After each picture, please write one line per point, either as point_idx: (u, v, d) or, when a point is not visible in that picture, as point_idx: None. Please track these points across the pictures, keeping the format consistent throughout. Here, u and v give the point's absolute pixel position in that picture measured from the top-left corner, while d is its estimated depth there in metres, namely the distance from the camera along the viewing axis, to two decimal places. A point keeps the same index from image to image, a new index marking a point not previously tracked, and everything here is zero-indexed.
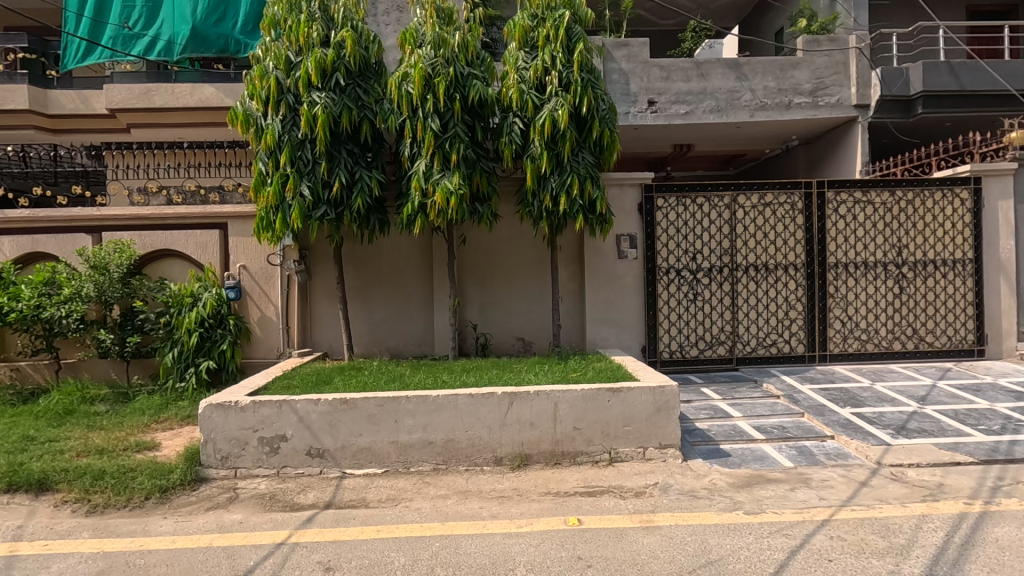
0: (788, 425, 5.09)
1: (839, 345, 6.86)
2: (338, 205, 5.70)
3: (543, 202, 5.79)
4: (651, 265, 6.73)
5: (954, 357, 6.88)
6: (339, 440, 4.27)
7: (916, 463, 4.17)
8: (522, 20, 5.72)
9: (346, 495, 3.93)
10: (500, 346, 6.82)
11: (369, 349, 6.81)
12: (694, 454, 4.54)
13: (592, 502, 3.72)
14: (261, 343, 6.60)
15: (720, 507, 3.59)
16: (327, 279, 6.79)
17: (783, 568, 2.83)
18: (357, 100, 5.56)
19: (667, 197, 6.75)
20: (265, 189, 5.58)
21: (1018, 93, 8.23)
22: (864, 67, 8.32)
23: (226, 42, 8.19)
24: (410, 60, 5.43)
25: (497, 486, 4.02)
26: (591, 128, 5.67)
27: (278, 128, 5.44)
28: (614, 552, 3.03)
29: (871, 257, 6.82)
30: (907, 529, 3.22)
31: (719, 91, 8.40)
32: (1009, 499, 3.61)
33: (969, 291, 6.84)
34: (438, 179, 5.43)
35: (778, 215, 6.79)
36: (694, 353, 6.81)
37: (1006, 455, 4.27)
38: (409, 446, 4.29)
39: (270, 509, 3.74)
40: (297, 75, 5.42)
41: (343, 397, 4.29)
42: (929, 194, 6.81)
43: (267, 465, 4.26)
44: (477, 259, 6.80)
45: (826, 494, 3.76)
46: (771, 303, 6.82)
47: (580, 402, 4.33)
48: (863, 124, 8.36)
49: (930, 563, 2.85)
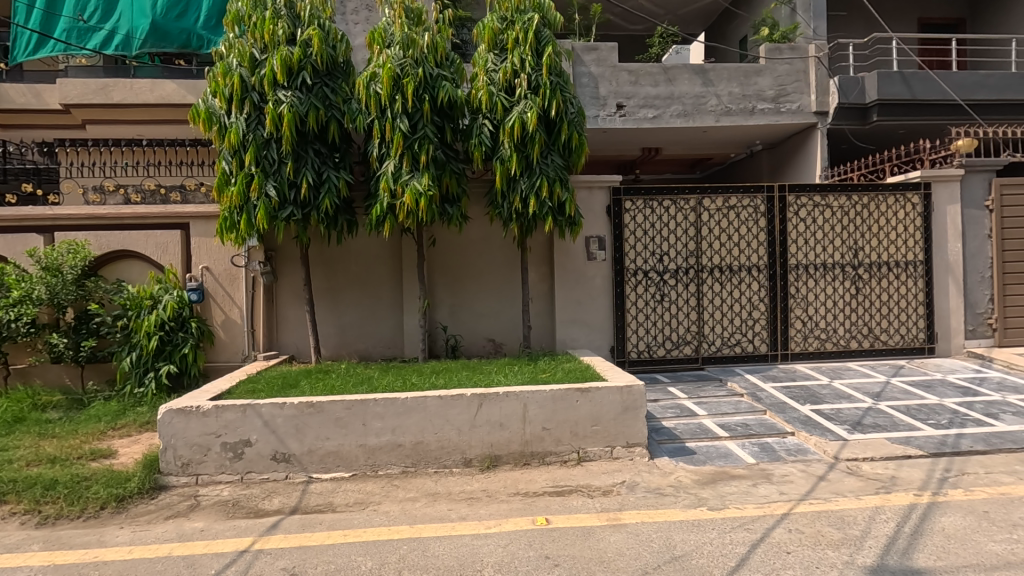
0: (751, 422, 5.23)
1: (800, 344, 7.08)
2: (305, 206, 5.62)
3: (513, 204, 5.81)
4: (620, 266, 6.83)
5: (907, 355, 7.17)
6: (305, 444, 4.21)
7: (870, 457, 4.35)
8: (491, 22, 5.73)
9: (313, 500, 3.88)
10: (471, 347, 6.81)
11: (337, 351, 6.72)
12: (661, 452, 4.62)
13: (561, 502, 3.75)
14: (224, 346, 6.44)
15: (684, 504, 3.67)
16: (294, 280, 6.67)
17: (744, 562, 2.91)
18: (324, 99, 5.48)
19: (635, 200, 6.87)
20: (228, 188, 5.46)
21: (965, 102, 8.63)
22: (823, 75, 8.61)
23: (189, 38, 7.99)
24: (378, 59, 5.40)
25: (467, 488, 4.02)
26: (559, 130, 5.72)
27: (243, 127, 5.33)
28: (581, 550, 3.06)
29: (829, 259, 7.06)
30: (861, 520, 3.35)
31: (685, 96, 8.58)
32: (955, 490, 3.78)
33: (920, 291, 7.16)
34: (407, 180, 5.40)
35: (742, 218, 6.97)
36: (662, 353, 6.94)
37: (954, 448, 4.48)
38: (377, 449, 4.26)
39: (233, 516, 3.65)
40: (262, 73, 5.32)
41: (309, 400, 4.22)
42: (883, 198, 7.10)
43: (230, 471, 4.17)
44: (447, 260, 6.79)
45: (786, 488, 3.88)
46: (735, 303, 7.00)
47: (549, 403, 4.36)
48: (822, 130, 8.65)
49: (882, 552, 2.97)
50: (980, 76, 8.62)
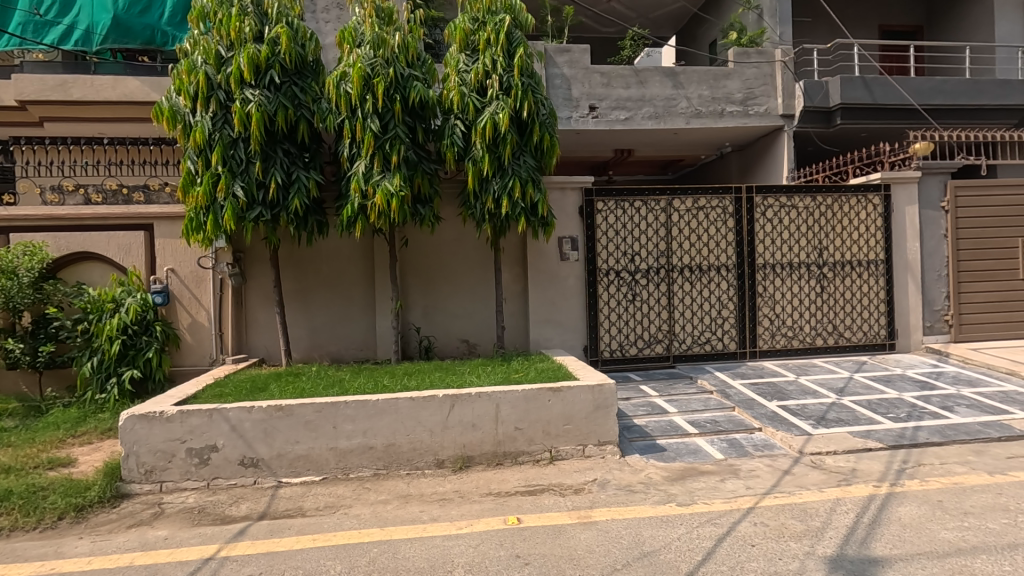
0: (721, 419, 5.33)
1: (768, 341, 7.24)
2: (274, 206, 5.53)
3: (485, 204, 5.82)
4: (592, 266, 6.89)
5: (869, 351, 7.40)
6: (274, 448, 4.14)
7: (833, 450, 4.48)
8: (463, 23, 5.73)
9: (282, 505, 3.82)
10: (445, 348, 6.80)
11: (309, 354, 6.63)
12: (632, 449, 4.69)
13: (533, 501, 3.77)
14: (191, 350, 6.31)
15: (654, 500, 3.72)
16: (263, 282, 6.56)
17: (710, 555, 2.97)
18: (293, 98, 5.40)
19: (607, 201, 6.94)
20: (194, 189, 5.34)
21: (922, 107, 8.93)
22: (789, 80, 8.84)
23: (153, 34, 7.81)
24: (349, 59, 5.35)
25: (439, 489, 4.01)
26: (531, 132, 5.75)
27: (208, 125, 5.22)
28: (551, 548, 3.08)
29: (795, 258, 7.24)
30: (823, 512, 3.46)
31: (656, 98, 8.71)
32: (912, 480, 3.93)
33: (881, 290, 7.39)
34: (379, 180, 5.35)
35: (711, 219, 7.11)
36: (633, 352, 7.03)
37: (911, 440, 4.64)
38: (348, 452, 4.21)
39: (199, 523, 3.58)
40: (228, 71, 5.22)
41: (278, 404, 4.15)
42: (846, 199, 7.32)
43: (196, 478, 4.08)
44: (420, 261, 6.76)
45: (753, 483, 3.98)
46: (705, 303, 7.13)
47: (522, 403, 4.38)
48: (789, 133, 8.87)
49: (842, 542, 3.06)
50: (937, 82, 8.93)
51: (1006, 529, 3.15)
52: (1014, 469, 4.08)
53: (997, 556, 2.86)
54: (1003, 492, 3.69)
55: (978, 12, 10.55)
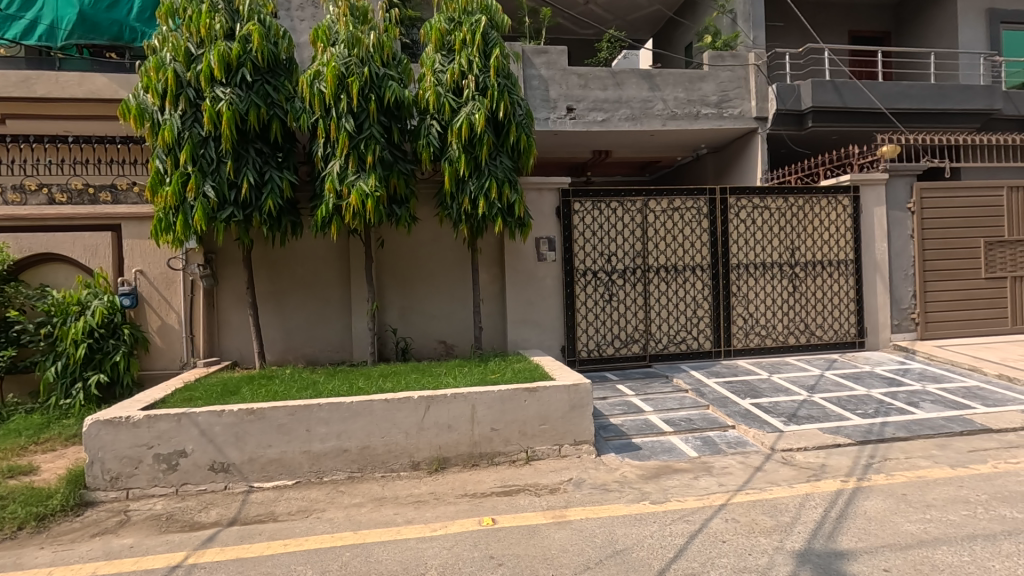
0: (695, 416, 5.40)
1: (742, 340, 7.35)
2: (247, 206, 5.43)
3: (462, 205, 5.80)
4: (570, 266, 6.92)
5: (840, 349, 7.56)
6: (246, 453, 4.08)
7: (804, 446, 4.57)
8: (438, 23, 5.71)
9: (253, 510, 3.76)
10: (422, 349, 6.76)
11: (283, 356, 6.53)
12: (608, 448, 4.72)
13: (508, 501, 3.77)
14: (161, 353, 6.18)
15: (628, 498, 3.75)
16: (236, 283, 6.44)
17: (681, 552, 3.00)
18: (265, 97, 5.31)
19: (584, 201, 6.98)
20: (163, 188, 5.23)
21: (890, 111, 9.18)
22: (762, 83, 9.00)
23: (120, 29, 7.66)
24: (323, 57, 5.29)
25: (414, 491, 3.99)
26: (508, 132, 5.74)
27: (177, 124, 5.12)
28: (525, 548, 3.09)
29: (768, 258, 7.37)
30: (792, 507, 3.52)
31: (633, 100, 8.79)
32: (878, 475, 4.03)
33: (851, 289, 7.57)
34: (354, 180, 5.30)
35: (686, 219, 7.19)
36: (610, 351, 7.08)
37: (878, 436, 4.76)
38: (322, 455, 4.16)
39: (167, 530, 3.50)
40: (198, 68, 5.12)
41: (249, 407, 4.09)
42: (818, 201, 7.47)
43: (164, 484, 3.99)
44: (396, 262, 6.72)
45: (725, 480, 4.03)
46: (680, 302, 7.21)
47: (498, 403, 4.38)
48: (762, 135, 9.03)
49: (810, 537, 3.12)
50: (904, 86, 9.17)
51: (966, 520, 3.25)
52: (975, 462, 4.21)
53: (957, 547, 2.95)
54: (964, 484, 3.80)
55: (942, 19, 10.88)
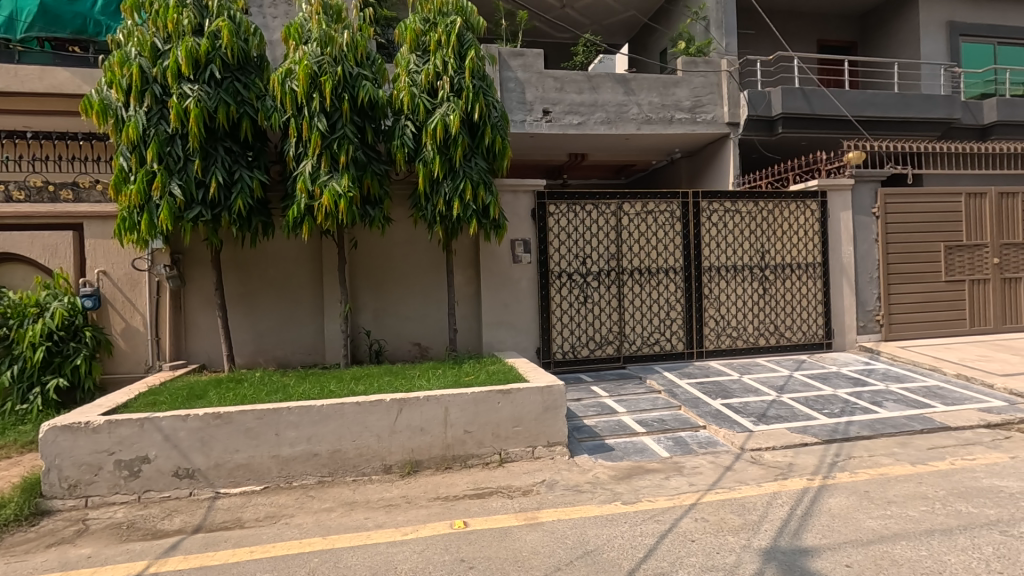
0: (667, 417, 5.47)
1: (714, 341, 7.47)
2: (215, 206, 5.31)
3: (437, 206, 5.77)
4: (545, 268, 6.94)
5: (808, 350, 7.74)
6: (212, 458, 3.98)
7: (772, 446, 4.66)
8: (413, 23, 5.68)
9: (218, 517, 3.67)
10: (396, 351, 6.71)
11: (253, 359, 6.41)
12: (581, 450, 4.74)
13: (480, 504, 3.76)
14: (124, 357, 6.00)
15: (600, 499, 3.77)
16: (204, 284, 6.30)
17: (651, 552, 3.03)
18: (235, 95, 5.20)
19: (558, 204, 7.01)
20: (127, 186, 5.09)
21: (855, 119, 9.45)
22: (734, 89, 9.17)
23: (84, 23, 7.42)
24: (294, 55, 5.21)
25: (386, 495, 3.95)
26: (483, 134, 5.73)
27: (143, 121, 4.98)
28: (496, 551, 3.08)
29: (739, 261, 7.51)
30: (760, 506, 3.58)
31: (608, 104, 8.87)
32: (843, 473, 4.13)
33: (819, 291, 7.76)
34: (326, 181, 5.23)
35: (659, 222, 7.28)
36: (585, 353, 7.12)
37: (844, 435, 4.88)
38: (292, 459, 4.09)
39: (127, 539, 3.40)
40: (165, 64, 5.00)
41: (216, 411, 4.00)
42: (787, 205, 7.65)
43: (125, 491, 3.88)
44: (370, 263, 6.65)
45: (696, 479, 4.09)
46: (654, 304, 7.30)
47: (471, 405, 4.36)
48: (734, 140, 9.19)
49: (776, 534, 3.18)
50: (869, 95, 9.45)
51: (924, 516, 3.35)
52: (934, 459, 4.35)
53: (916, 542, 3.03)
54: (923, 480, 3.92)
55: (906, 30, 11.26)
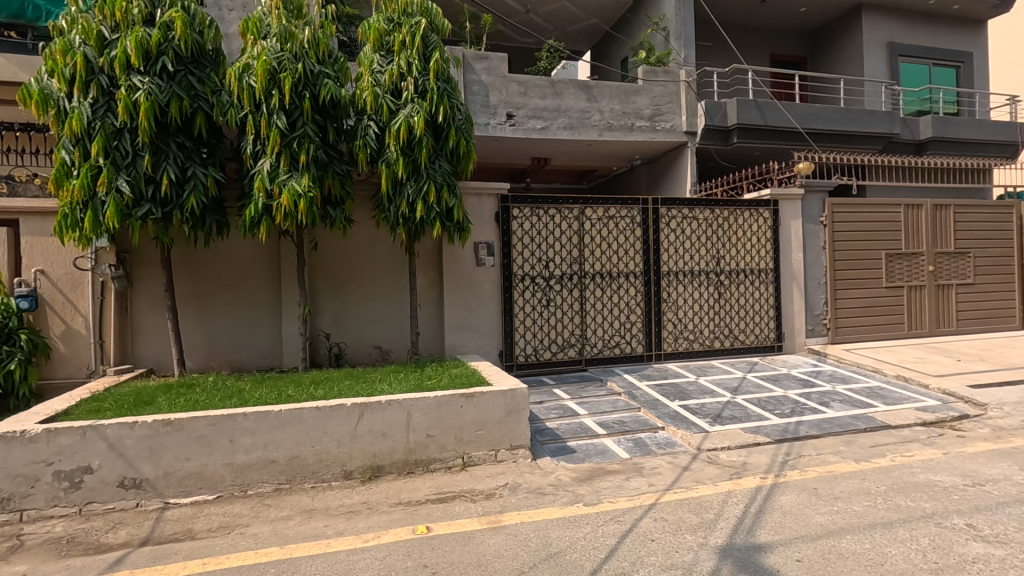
0: (628, 419, 5.56)
1: (672, 344, 7.65)
2: (166, 204, 5.10)
3: (399, 208, 5.69)
4: (507, 271, 6.96)
5: (760, 352, 8.03)
6: (161, 467, 3.81)
7: (727, 446, 4.82)
8: (377, 23, 5.61)
9: (168, 528, 3.52)
10: (357, 355, 6.59)
11: (205, 363, 6.17)
12: (544, 453, 4.77)
13: (443, 508, 3.73)
14: (65, 361, 5.68)
15: (563, 501, 3.81)
16: (153, 285, 6.03)
17: (612, 552, 3.07)
18: (189, 89, 5.00)
19: (522, 207, 7.04)
20: (69, 181, 4.84)
21: (805, 131, 9.88)
22: (692, 99, 9.44)
23: (22, 7, 7.01)
24: (253, 50, 5.07)
25: (346, 501, 3.87)
26: (447, 136, 5.70)
27: (87, 113, 4.74)
28: (460, 555, 3.07)
29: (696, 266, 7.73)
30: (716, 505, 3.69)
31: (571, 110, 8.98)
32: (793, 471, 4.30)
33: (770, 296, 8.07)
34: (285, 180, 5.10)
35: (620, 228, 7.42)
36: (547, 356, 7.17)
37: (794, 434, 5.09)
38: (247, 467, 3.96)
39: (67, 555, 3.21)
40: (112, 54, 4.78)
41: (166, 418, 3.83)
42: (741, 212, 7.92)
43: (65, 503, 3.67)
44: (330, 264, 6.52)
45: (655, 480, 4.18)
46: (615, 308, 7.43)
47: (433, 409, 4.33)
48: (692, 149, 9.45)
49: (731, 532, 3.28)
50: (817, 109, 9.90)
51: (867, 510, 3.53)
52: (876, 456, 4.59)
53: (860, 536, 3.19)
54: (866, 477, 4.13)
55: (851, 49, 11.86)
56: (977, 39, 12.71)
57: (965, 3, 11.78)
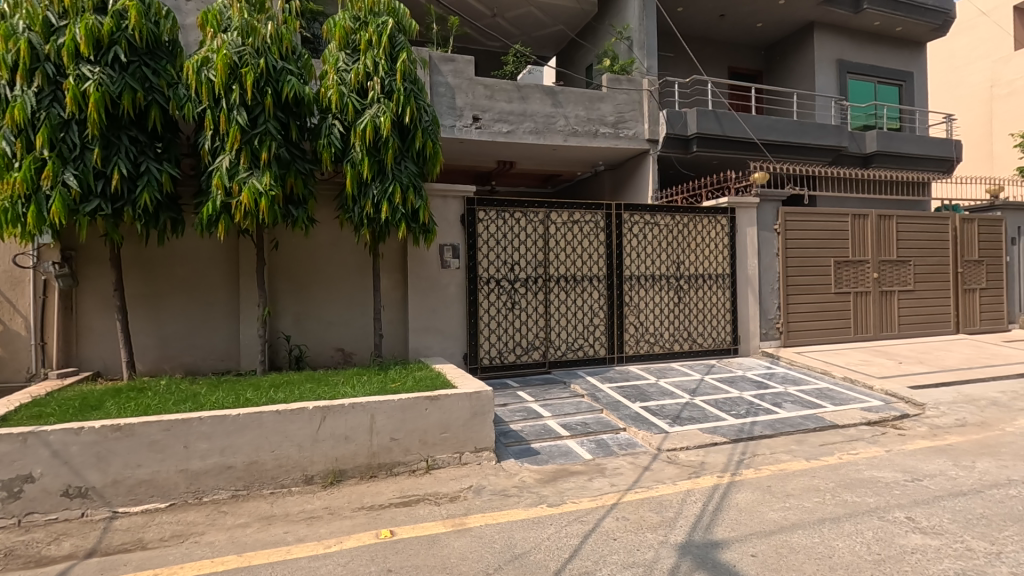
0: (590, 420, 5.65)
1: (634, 347, 7.81)
2: (116, 200, 4.88)
3: (364, 209, 5.62)
4: (473, 274, 6.96)
5: (717, 355, 8.29)
6: (109, 475, 3.65)
7: (686, 446, 4.95)
8: (343, 21, 5.54)
9: (116, 539, 3.37)
10: (318, 357, 6.46)
11: (157, 365, 5.95)
12: (508, 455, 4.79)
13: (407, 512, 3.70)
14: (4, 364, 5.47)
15: (527, 502, 3.84)
16: (101, 285, 5.75)
17: (576, 552, 3.12)
18: (143, 81, 4.80)
19: (488, 210, 7.06)
20: (10, 174, 4.58)
21: (761, 142, 10.26)
22: (654, 108, 9.66)
23: None
24: (212, 44, 4.95)
25: (307, 507, 3.79)
26: (413, 137, 5.66)
27: (32, 102, 4.50)
28: (424, 559, 3.05)
29: (657, 270, 7.91)
30: (675, 503, 3.80)
31: (537, 114, 9.06)
32: (749, 469, 4.46)
33: (727, 301, 8.34)
34: (245, 177, 4.97)
35: (584, 232, 7.53)
36: (512, 359, 7.19)
37: (748, 434, 5.28)
38: (202, 473, 3.83)
39: (5, 569, 3.03)
40: (60, 42, 4.56)
41: (115, 423, 3.67)
42: (700, 219, 8.17)
43: (3, 515, 3.47)
44: (291, 265, 6.38)
45: (617, 480, 4.26)
46: (579, 311, 7.53)
47: (397, 412, 4.29)
48: (654, 156, 9.68)
49: (690, 529, 3.38)
50: (772, 121, 10.31)
51: (817, 506, 3.69)
52: (825, 454, 4.80)
53: (810, 530, 3.34)
54: (816, 474, 4.32)
55: (804, 64, 12.39)
56: (918, 60, 13.48)
57: (907, 25, 12.48)
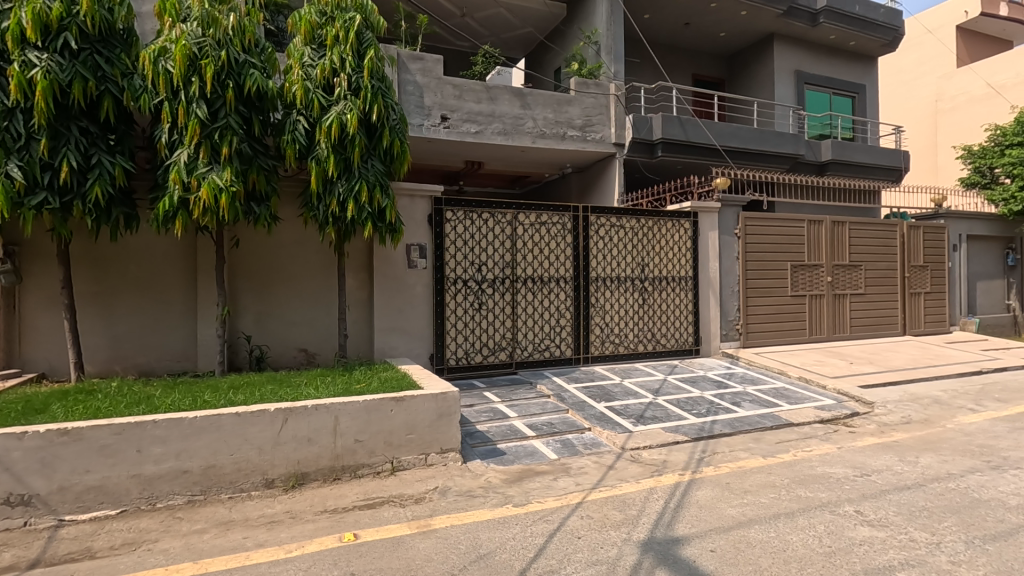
0: (556, 420, 5.70)
1: (599, 347, 7.91)
2: (65, 193, 4.66)
3: (329, 207, 5.53)
4: (440, 274, 6.93)
5: (680, 355, 8.48)
6: (55, 481, 3.48)
7: (649, 445, 5.05)
8: (309, 15, 5.43)
9: (62, 548, 3.22)
10: (280, 358, 6.33)
11: (108, 366, 5.71)
12: (474, 455, 4.79)
13: (371, 514, 3.66)
14: None
15: (492, 503, 3.85)
16: (48, 282, 5.49)
17: (540, 551, 3.14)
18: (95, 69, 4.60)
19: (455, 211, 7.04)
20: None
21: (722, 148, 10.55)
22: (620, 112, 9.82)
23: None
24: (170, 34, 4.78)
25: (267, 511, 3.71)
26: (381, 136, 5.59)
27: None
28: (389, 562, 3.02)
29: (622, 272, 8.04)
30: (638, 501, 3.87)
31: (505, 116, 9.08)
32: (708, 467, 4.59)
33: (689, 302, 8.54)
34: (205, 173, 4.81)
35: (551, 233, 7.59)
36: (478, 360, 7.18)
37: (708, 433, 5.43)
38: (156, 478, 3.70)
39: None
40: (4, 26, 4.33)
41: (62, 427, 3.50)
42: (664, 222, 8.34)
43: None
44: (253, 263, 6.22)
45: (581, 479, 4.31)
46: (545, 312, 7.58)
47: (362, 414, 4.24)
48: (620, 159, 9.83)
49: (652, 527, 3.45)
50: (733, 128, 10.61)
51: (773, 502, 3.82)
52: (780, 452, 4.98)
53: (766, 525, 3.45)
54: (772, 471, 4.48)
55: (764, 74, 12.80)
56: (870, 73, 14.09)
57: (860, 40, 13.04)
